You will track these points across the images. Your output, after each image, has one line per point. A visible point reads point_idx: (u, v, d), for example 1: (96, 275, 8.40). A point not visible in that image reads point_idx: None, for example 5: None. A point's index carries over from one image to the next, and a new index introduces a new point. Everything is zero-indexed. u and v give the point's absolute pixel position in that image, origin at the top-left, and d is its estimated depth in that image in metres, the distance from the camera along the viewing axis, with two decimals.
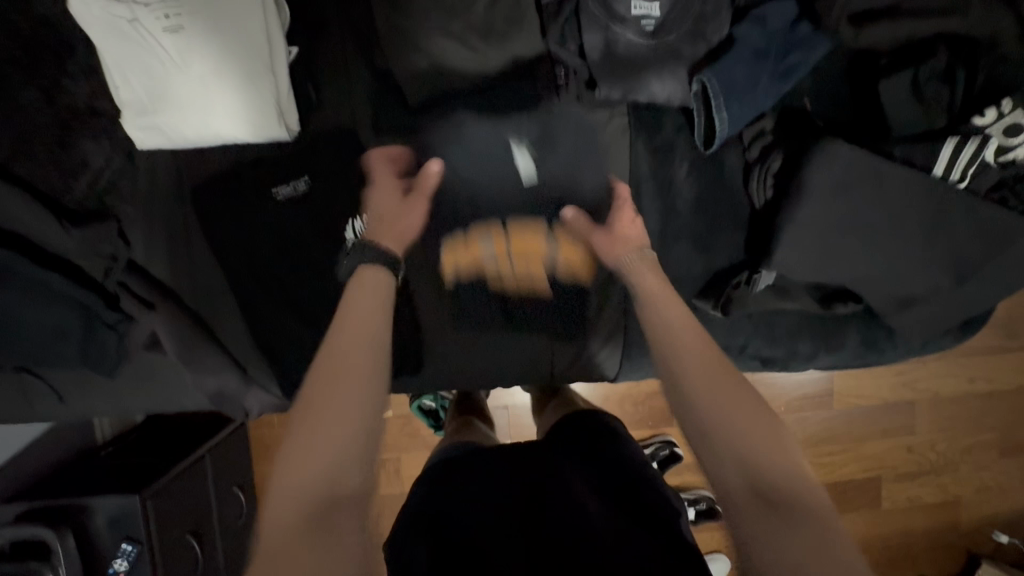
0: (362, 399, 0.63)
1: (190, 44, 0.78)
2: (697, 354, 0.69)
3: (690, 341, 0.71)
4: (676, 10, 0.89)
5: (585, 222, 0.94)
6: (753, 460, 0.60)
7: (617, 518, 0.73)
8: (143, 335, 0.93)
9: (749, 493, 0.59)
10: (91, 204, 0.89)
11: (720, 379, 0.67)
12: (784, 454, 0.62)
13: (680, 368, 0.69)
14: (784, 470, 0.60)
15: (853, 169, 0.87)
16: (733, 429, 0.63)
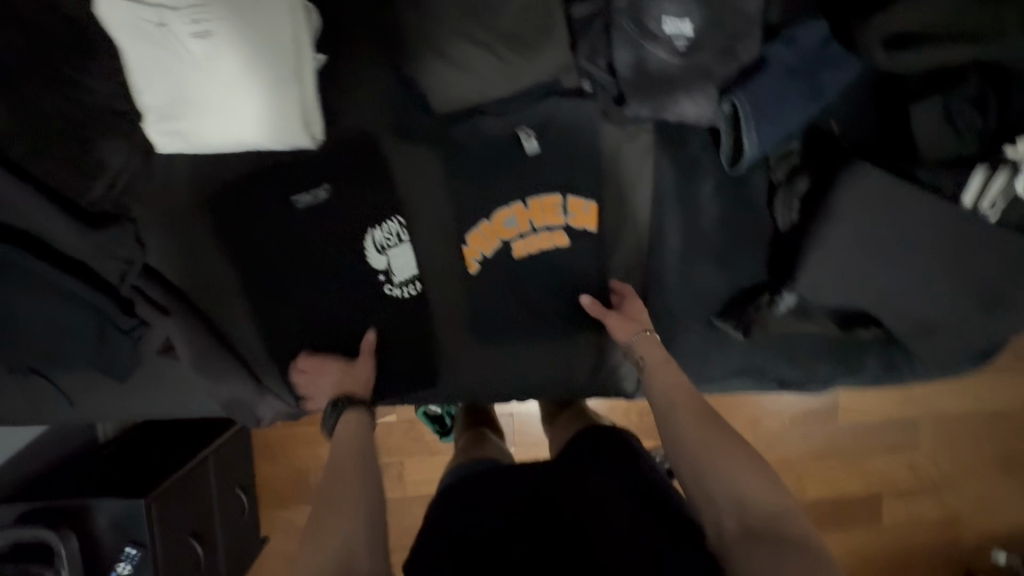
0: (360, 508, 0.69)
1: (218, 50, 0.76)
2: (681, 410, 0.80)
3: (676, 384, 0.84)
4: (708, 28, 0.88)
5: (597, 306, 0.94)
6: (738, 498, 0.70)
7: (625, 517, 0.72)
8: (158, 340, 0.92)
9: (735, 521, 0.69)
10: (107, 205, 0.87)
11: (697, 418, 0.79)
12: (763, 483, 0.72)
13: (667, 413, 0.81)
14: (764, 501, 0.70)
15: (880, 194, 0.87)
16: (713, 464, 0.73)
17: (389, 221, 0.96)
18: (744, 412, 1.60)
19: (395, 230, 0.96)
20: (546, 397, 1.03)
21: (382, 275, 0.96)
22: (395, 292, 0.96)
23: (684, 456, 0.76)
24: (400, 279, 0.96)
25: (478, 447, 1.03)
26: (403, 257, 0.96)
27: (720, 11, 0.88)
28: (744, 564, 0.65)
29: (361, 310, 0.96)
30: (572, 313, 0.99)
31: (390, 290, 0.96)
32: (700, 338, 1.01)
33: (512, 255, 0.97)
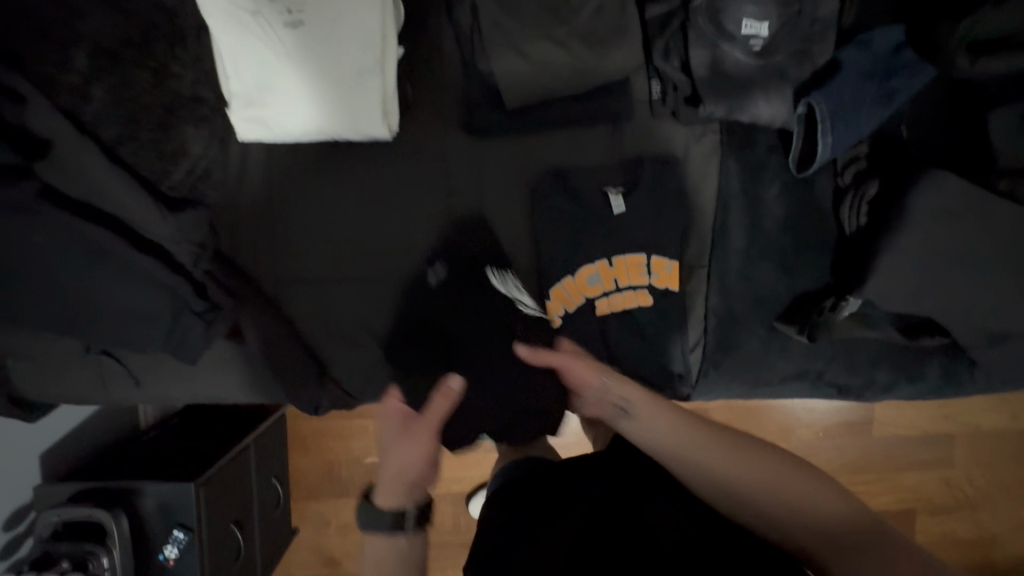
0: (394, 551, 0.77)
1: (306, 39, 0.78)
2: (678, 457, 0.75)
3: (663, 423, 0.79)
4: (785, 31, 0.88)
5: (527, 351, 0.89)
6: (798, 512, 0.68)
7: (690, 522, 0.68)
8: (223, 327, 0.92)
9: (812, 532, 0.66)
10: (184, 190, 0.89)
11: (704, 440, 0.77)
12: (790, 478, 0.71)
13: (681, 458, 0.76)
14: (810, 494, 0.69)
15: (959, 200, 0.86)
16: (756, 488, 0.71)
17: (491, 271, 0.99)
18: (778, 421, 1.58)
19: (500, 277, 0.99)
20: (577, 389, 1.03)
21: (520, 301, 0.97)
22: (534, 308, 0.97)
23: (739, 496, 0.71)
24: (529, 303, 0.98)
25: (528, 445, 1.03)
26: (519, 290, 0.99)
27: (796, 14, 0.88)
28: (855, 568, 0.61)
29: (425, 302, 0.98)
30: (631, 311, 0.98)
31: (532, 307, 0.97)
32: (759, 341, 1.00)
33: (594, 312, 0.98)
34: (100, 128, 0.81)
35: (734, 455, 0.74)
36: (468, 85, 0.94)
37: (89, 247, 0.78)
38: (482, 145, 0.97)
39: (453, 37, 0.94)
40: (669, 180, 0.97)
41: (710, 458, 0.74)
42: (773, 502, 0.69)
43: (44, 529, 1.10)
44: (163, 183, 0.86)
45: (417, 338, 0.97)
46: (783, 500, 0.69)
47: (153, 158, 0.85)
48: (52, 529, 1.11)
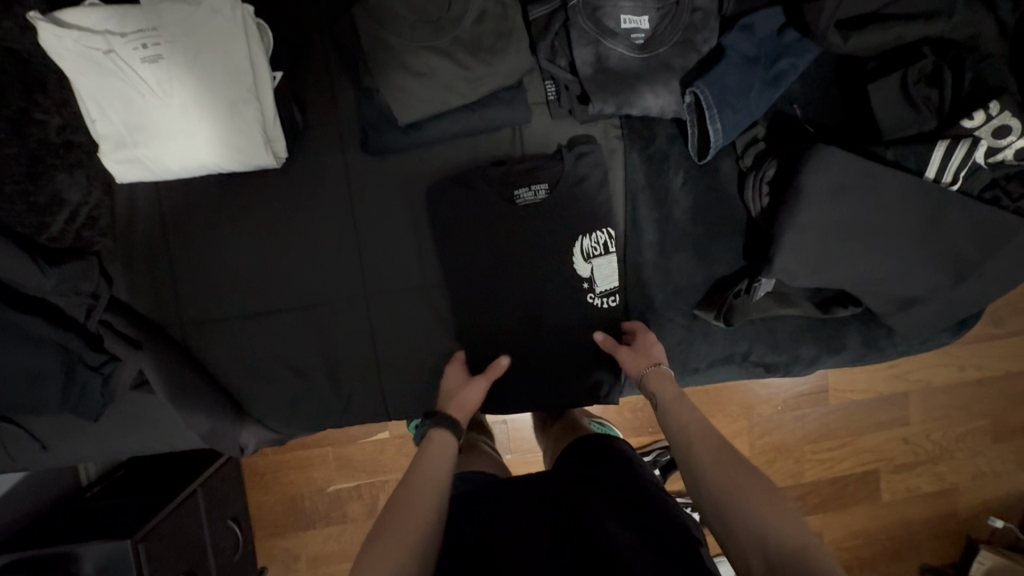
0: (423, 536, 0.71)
1: (170, 74, 0.75)
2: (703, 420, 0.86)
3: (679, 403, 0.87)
4: (664, 23, 0.90)
5: (614, 345, 0.95)
6: (744, 508, 0.70)
7: (629, 528, 0.73)
8: (129, 375, 0.88)
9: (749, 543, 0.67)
10: (68, 241, 0.85)
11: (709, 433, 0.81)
12: (770, 504, 0.70)
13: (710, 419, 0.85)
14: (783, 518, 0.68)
15: (847, 171, 0.88)
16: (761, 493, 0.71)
17: (597, 232, 0.97)
18: (735, 401, 1.54)
19: (601, 240, 0.97)
20: (542, 388, 0.99)
21: (586, 283, 0.97)
22: (596, 301, 0.98)
23: (702, 488, 0.75)
24: (603, 289, 0.98)
25: (471, 455, 1.01)
26: (606, 267, 0.97)
27: (675, 4, 0.89)
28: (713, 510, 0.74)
29: (346, 330, 0.95)
30: (552, 317, 0.97)
31: (592, 299, 0.98)
32: (682, 330, 1.01)
33: (515, 323, 0.97)
34: None
35: (725, 456, 0.77)
36: (360, 103, 0.92)
37: None
38: (384, 163, 0.95)
39: (339, 60, 0.93)
40: (573, 182, 0.96)
41: (698, 433, 0.82)
42: (775, 523, 0.67)
43: None
44: (41, 236, 0.81)
45: (342, 363, 0.96)
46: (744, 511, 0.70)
47: (24, 211, 0.79)
48: None
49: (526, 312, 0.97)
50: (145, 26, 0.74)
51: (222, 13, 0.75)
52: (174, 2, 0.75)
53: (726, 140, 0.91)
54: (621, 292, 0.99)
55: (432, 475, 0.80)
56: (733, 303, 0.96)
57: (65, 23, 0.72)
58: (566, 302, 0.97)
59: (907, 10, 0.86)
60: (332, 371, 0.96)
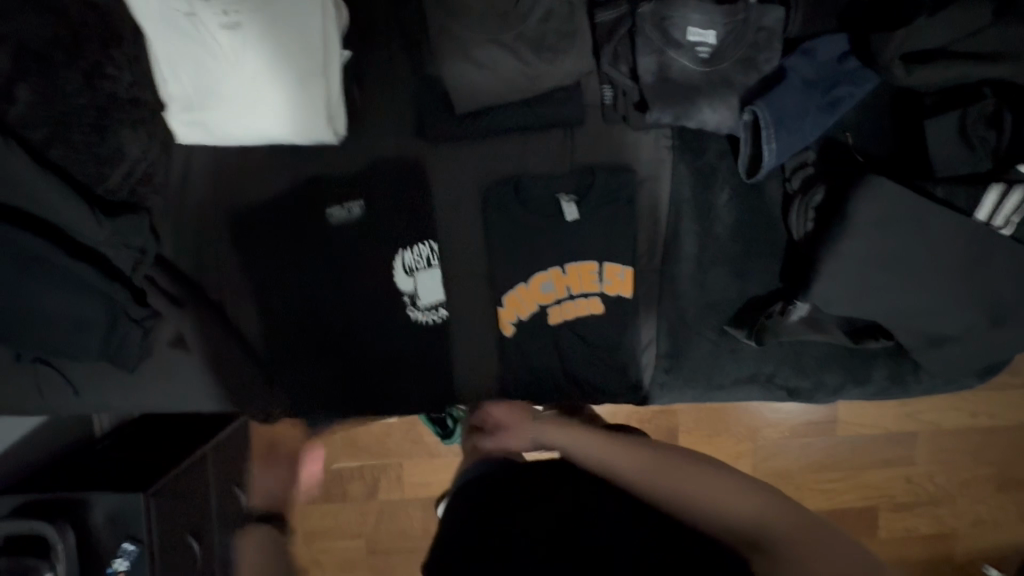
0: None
1: (245, 42, 0.77)
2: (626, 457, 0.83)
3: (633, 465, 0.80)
4: (730, 38, 0.90)
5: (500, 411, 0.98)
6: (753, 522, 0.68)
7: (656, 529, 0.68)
8: (168, 332, 0.92)
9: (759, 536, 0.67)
10: (122, 193, 0.86)
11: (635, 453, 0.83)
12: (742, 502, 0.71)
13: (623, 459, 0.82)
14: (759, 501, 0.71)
15: (896, 204, 0.88)
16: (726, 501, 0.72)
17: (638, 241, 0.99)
18: (744, 422, 1.54)
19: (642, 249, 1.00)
20: (566, 387, 1.01)
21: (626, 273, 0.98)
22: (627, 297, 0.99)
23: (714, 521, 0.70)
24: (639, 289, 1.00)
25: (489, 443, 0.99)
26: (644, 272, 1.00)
27: (743, 22, 0.90)
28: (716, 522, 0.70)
29: (382, 311, 0.96)
30: (583, 319, 0.98)
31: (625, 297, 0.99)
32: (710, 345, 1.01)
33: (547, 321, 0.98)
34: (26, 128, 0.77)
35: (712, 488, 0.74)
36: (418, 89, 0.94)
37: (20, 251, 0.77)
38: (434, 151, 0.96)
39: (401, 45, 0.94)
40: (615, 191, 0.98)
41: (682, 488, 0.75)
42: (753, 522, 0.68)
43: None
44: (98, 187, 0.83)
45: (371, 343, 0.97)
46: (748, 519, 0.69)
47: (87, 161, 0.82)
48: None
49: (560, 311, 0.98)
50: None
51: None
52: None
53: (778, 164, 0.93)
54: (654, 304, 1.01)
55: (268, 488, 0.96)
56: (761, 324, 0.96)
57: None
58: (602, 307, 0.98)
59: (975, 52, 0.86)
60: (363, 352, 0.96)
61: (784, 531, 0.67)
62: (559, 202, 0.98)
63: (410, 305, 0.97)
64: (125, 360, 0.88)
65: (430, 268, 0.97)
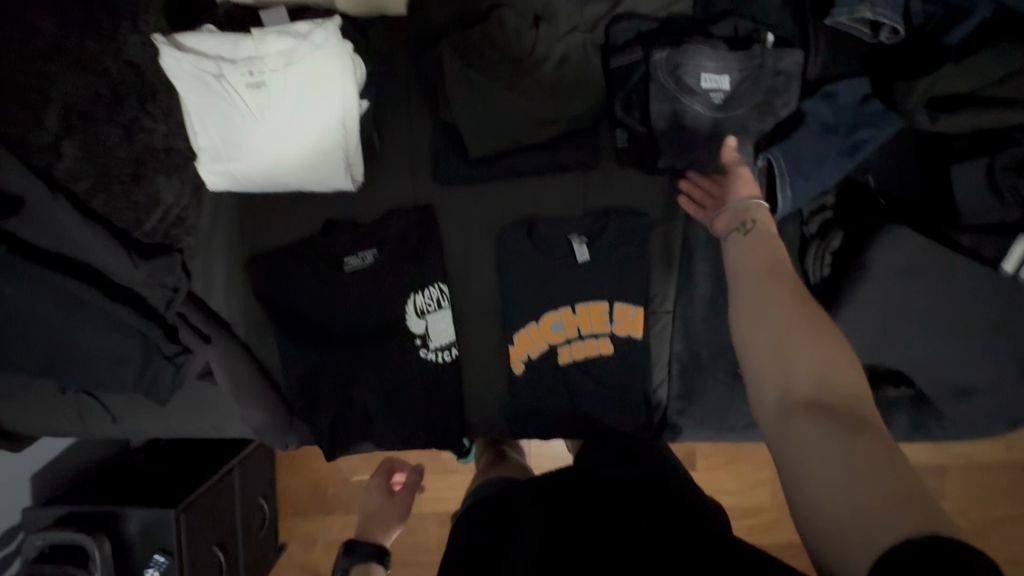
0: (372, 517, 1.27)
1: (270, 98, 0.80)
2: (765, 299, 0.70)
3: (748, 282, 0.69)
4: (745, 84, 0.90)
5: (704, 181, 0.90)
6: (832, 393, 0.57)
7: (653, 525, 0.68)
8: (198, 366, 0.95)
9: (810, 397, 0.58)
10: (158, 236, 0.92)
11: (768, 274, 0.68)
12: (842, 372, 0.59)
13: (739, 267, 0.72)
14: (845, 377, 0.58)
15: (919, 255, 0.86)
16: (810, 363, 0.59)
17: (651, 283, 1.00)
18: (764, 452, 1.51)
19: (657, 291, 1.00)
20: (576, 426, 1.01)
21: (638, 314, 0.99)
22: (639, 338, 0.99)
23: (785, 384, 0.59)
24: (654, 330, 1.01)
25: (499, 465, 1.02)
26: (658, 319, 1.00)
27: (759, 66, 0.89)
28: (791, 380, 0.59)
29: (395, 348, 0.99)
30: (593, 359, 0.99)
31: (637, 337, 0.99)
32: (722, 386, 1.01)
33: (557, 361, 0.99)
34: (72, 182, 0.86)
35: (808, 347, 0.60)
36: (434, 133, 0.97)
37: (66, 296, 0.83)
38: (449, 192, 1.00)
39: (420, 91, 0.97)
40: (628, 231, 0.98)
41: (764, 336, 0.63)
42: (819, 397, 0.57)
43: (31, 553, 1.11)
44: (136, 232, 0.90)
45: (386, 377, 0.99)
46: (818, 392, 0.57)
47: (125, 208, 0.89)
48: (39, 552, 1.12)
49: (570, 350, 0.99)
50: (253, 54, 0.78)
51: (324, 48, 0.79)
52: (281, 34, 0.78)
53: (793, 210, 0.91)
54: (666, 345, 1.01)
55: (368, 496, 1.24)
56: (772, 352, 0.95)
57: (183, 46, 0.78)
58: (612, 349, 0.99)
59: (1000, 99, 0.84)
60: (378, 385, 0.99)
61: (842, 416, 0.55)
62: (571, 243, 0.99)
63: (423, 347, 0.99)
64: (158, 394, 0.92)
65: (440, 310, 0.99)
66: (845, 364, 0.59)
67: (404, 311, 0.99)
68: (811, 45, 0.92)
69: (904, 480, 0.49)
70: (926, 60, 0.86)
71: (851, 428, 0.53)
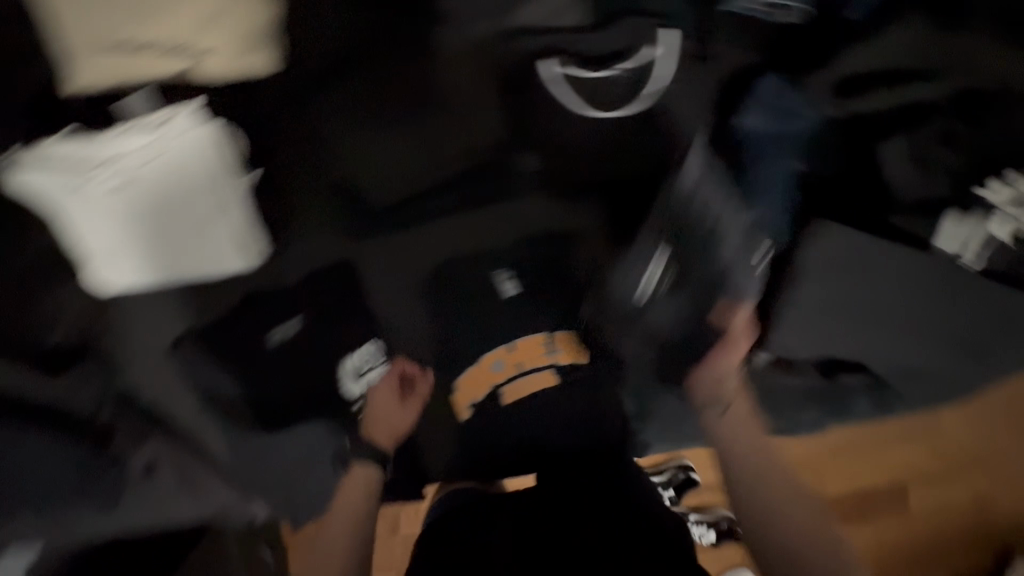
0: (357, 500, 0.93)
1: (137, 197, 0.79)
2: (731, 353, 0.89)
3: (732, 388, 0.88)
4: (634, 84, 0.88)
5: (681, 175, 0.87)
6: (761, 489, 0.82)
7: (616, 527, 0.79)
8: (134, 468, 0.91)
9: (744, 472, 0.84)
10: (68, 345, 0.91)
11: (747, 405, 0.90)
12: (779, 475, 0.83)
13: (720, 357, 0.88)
14: (779, 480, 0.83)
15: (849, 249, 0.82)
16: (751, 450, 0.86)
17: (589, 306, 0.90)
18: None
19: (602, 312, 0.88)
20: (537, 459, 0.98)
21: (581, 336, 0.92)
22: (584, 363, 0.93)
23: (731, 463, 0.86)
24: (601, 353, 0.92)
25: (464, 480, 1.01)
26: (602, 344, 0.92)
27: (645, 66, 0.88)
28: (735, 465, 0.85)
29: (334, 413, 0.94)
30: (538, 394, 0.95)
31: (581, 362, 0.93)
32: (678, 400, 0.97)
33: (502, 402, 0.96)
34: None
35: (757, 451, 0.86)
36: (338, 190, 0.94)
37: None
38: (365, 245, 0.95)
39: (315, 149, 0.93)
40: (555, 257, 0.92)
41: (748, 444, 0.87)
42: (763, 495, 0.81)
43: None
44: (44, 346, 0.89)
45: (326, 445, 0.93)
46: (772, 499, 0.81)
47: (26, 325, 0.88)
48: None
49: (514, 386, 0.95)
50: (114, 158, 0.79)
51: (185, 138, 0.82)
52: (140, 133, 0.81)
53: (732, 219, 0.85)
54: (616, 369, 0.93)
55: (350, 510, 0.92)
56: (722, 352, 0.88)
57: (45, 166, 0.79)
58: (558, 380, 0.94)
59: (900, 71, 0.83)
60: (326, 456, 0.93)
61: (789, 511, 0.79)
62: (497, 278, 0.93)
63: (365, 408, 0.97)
64: (87, 510, 0.86)
65: (378, 365, 0.98)
66: (767, 460, 0.85)
67: (339, 374, 0.94)
68: (710, 42, 0.89)
69: (820, 531, 0.77)
70: (824, 48, 0.86)
71: (822, 520, 0.79)
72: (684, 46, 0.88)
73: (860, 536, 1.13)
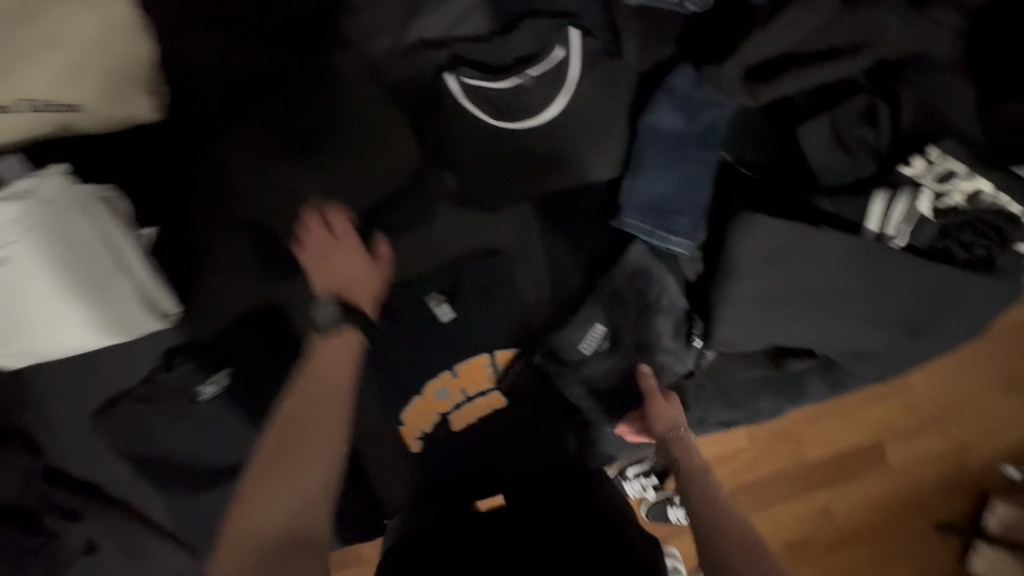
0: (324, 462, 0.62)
1: (22, 273, 0.71)
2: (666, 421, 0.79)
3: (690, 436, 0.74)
4: (543, 88, 0.85)
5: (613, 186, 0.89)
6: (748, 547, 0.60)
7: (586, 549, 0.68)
8: (78, 544, 0.88)
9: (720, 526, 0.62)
10: None
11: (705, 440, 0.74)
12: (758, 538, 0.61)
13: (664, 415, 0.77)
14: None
15: (778, 239, 0.80)
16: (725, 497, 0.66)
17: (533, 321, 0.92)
18: None
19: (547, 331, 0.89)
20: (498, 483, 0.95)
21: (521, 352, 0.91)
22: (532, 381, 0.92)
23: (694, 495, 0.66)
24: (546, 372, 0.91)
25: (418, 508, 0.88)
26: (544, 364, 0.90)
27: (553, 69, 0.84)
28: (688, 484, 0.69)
29: None
30: (487, 418, 0.92)
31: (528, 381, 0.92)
32: None
33: (451, 430, 0.92)
34: None
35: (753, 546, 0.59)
36: (251, 230, 0.89)
37: None
38: (288, 285, 0.90)
39: (221, 191, 0.88)
40: (489, 275, 0.91)
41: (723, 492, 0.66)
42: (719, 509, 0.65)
43: None
44: None
45: None
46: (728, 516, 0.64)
47: None
48: None
49: (464, 412, 0.92)
50: None
51: (61, 202, 0.72)
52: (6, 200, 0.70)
53: (659, 221, 0.86)
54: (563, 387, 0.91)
55: (332, 377, 0.69)
56: (664, 349, 0.88)
57: None
58: (506, 401, 0.92)
59: (810, 51, 0.81)
60: None
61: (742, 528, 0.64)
62: (430, 304, 0.90)
63: None
64: None
65: None
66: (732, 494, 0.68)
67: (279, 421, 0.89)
68: (619, 39, 0.86)
69: None
70: (727, 35, 0.82)
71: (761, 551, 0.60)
72: (591, 46, 0.85)
73: (842, 499, 1.13)
